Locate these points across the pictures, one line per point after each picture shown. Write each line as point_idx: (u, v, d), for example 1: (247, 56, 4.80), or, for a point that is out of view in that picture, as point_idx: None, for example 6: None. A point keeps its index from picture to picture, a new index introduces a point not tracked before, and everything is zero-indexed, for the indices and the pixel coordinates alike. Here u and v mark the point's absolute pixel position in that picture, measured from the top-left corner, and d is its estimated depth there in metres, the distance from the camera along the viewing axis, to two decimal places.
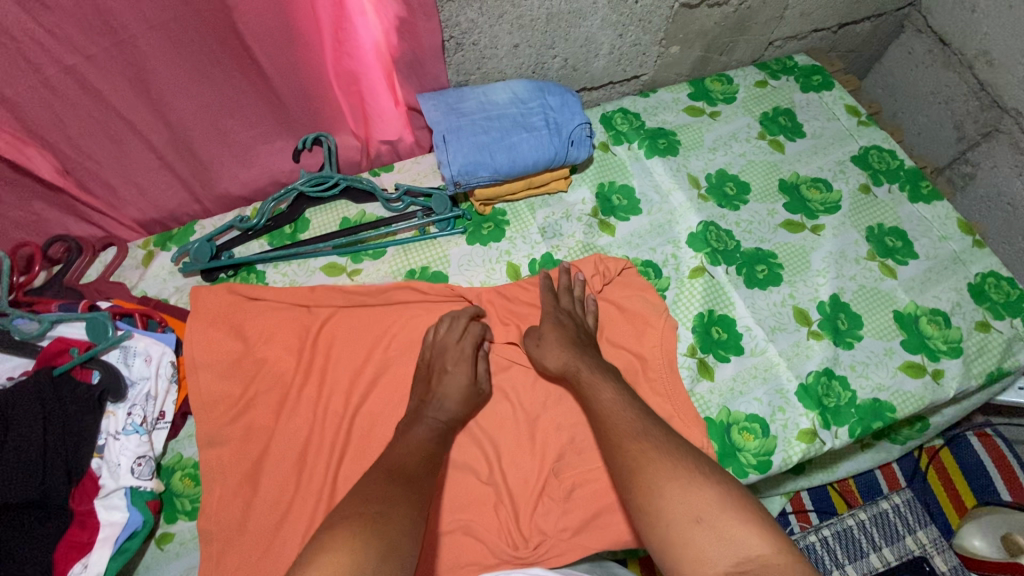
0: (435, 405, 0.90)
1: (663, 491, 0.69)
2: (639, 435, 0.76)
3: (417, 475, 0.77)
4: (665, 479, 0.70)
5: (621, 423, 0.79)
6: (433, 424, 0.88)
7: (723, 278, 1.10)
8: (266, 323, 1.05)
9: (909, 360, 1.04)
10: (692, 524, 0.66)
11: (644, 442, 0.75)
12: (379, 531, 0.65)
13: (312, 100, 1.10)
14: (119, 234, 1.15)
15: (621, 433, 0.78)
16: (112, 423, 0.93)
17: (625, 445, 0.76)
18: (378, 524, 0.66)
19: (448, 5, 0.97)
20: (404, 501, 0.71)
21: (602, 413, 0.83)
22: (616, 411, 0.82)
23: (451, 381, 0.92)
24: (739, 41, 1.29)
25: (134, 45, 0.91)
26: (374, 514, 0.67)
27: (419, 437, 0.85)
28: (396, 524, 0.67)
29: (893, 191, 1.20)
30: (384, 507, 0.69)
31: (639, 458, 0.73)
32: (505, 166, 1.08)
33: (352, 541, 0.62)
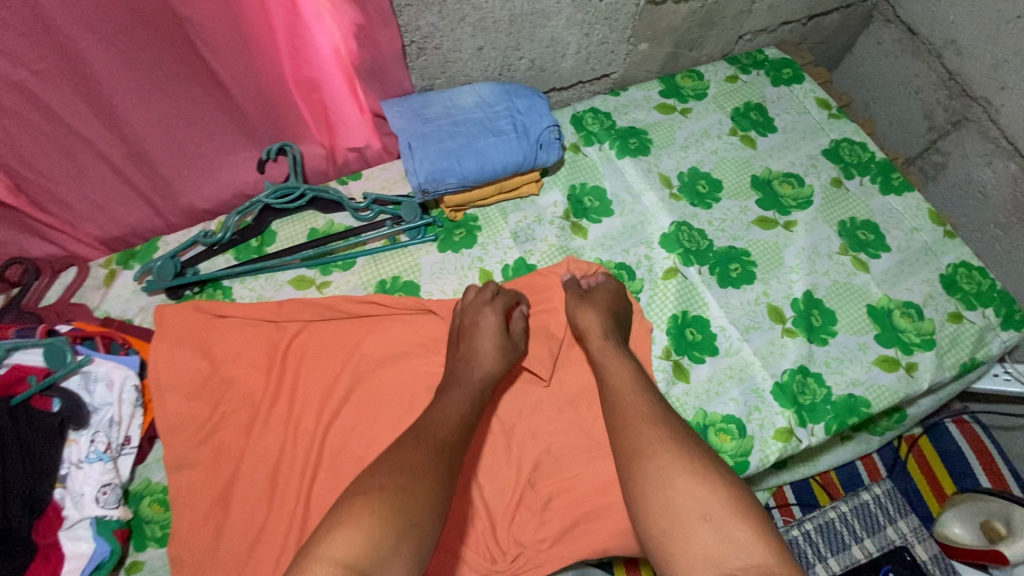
0: (475, 365, 0.90)
1: (673, 482, 0.71)
2: (657, 422, 0.78)
3: (452, 448, 0.77)
4: (678, 470, 0.72)
5: (636, 405, 0.81)
6: (473, 383, 0.88)
7: (696, 279, 1.09)
8: (233, 341, 1.02)
9: (883, 354, 1.04)
10: (697, 519, 0.68)
11: (661, 430, 0.77)
12: (398, 508, 0.67)
13: (274, 109, 1.07)
14: (79, 252, 1.12)
15: (638, 417, 0.79)
16: (75, 452, 0.90)
17: (642, 430, 0.77)
18: (400, 498, 0.67)
19: (407, 10, 0.95)
20: (429, 471, 0.72)
21: (617, 391, 0.85)
22: (629, 393, 0.84)
23: (488, 341, 0.93)
24: (708, 36, 1.28)
25: (84, 59, 0.88)
26: (396, 487, 0.68)
27: (460, 401, 0.85)
28: (419, 500, 0.68)
29: (864, 184, 1.20)
30: (407, 478, 0.70)
31: (654, 444, 0.75)
32: (474, 172, 1.06)
33: (368, 515, 0.65)
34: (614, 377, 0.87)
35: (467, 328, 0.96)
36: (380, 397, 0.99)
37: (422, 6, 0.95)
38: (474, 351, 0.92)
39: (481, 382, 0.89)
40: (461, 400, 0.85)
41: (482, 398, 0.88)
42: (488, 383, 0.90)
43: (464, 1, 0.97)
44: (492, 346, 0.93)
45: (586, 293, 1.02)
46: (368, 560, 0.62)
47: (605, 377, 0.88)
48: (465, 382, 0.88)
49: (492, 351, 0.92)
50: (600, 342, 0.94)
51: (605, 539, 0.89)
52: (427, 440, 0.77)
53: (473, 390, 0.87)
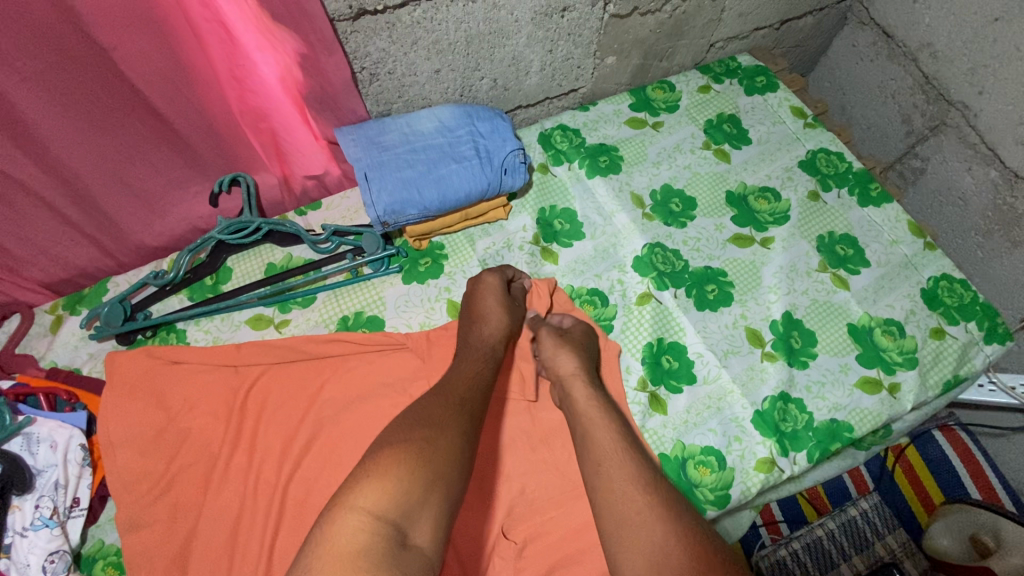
0: (485, 325, 0.93)
1: (667, 558, 0.68)
2: (646, 487, 0.75)
3: (471, 402, 0.79)
4: (671, 546, 0.69)
5: (621, 463, 0.78)
6: (482, 343, 0.91)
7: (671, 303, 1.05)
8: (188, 389, 0.97)
9: (865, 375, 1.01)
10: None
11: (651, 498, 0.74)
12: (426, 456, 0.67)
13: (222, 141, 1.01)
14: (23, 298, 1.05)
15: (626, 480, 0.76)
16: (19, 519, 0.85)
17: (627, 497, 0.74)
18: (426, 451, 0.68)
19: (353, 36, 0.90)
20: (452, 424, 0.74)
21: (602, 449, 0.80)
22: (612, 455, 0.79)
23: (494, 301, 0.96)
24: (678, 46, 1.23)
25: (8, 100, 0.80)
26: (424, 440, 0.69)
27: (472, 360, 0.88)
28: (444, 450, 0.69)
29: (842, 196, 1.16)
30: (432, 432, 0.71)
31: (644, 515, 0.72)
32: (435, 201, 1.01)
33: (398, 466, 0.65)
34: (604, 435, 0.82)
35: (470, 290, 0.99)
36: (346, 443, 0.95)
37: (370, 32, 0.90)
38: (480, 313, 0.95)
39: (489, 340, 0.92)
40: (473, 357, 0.89)
41: (495, 356, 0.91)
42: (499, 341, 0.93)
43: (414, 24, 0.92)
44: (498, 306, 0.96)
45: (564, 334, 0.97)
46: (396, 510, 0.62)
47: (592, 433, 0.83)
48: (477, 345, 0.91)
49: (496, 309, 0.96)
50: (586, 391, 0.89)
51: None
52: (447, 395, 0.79)
53: (485, 349, 0.90)
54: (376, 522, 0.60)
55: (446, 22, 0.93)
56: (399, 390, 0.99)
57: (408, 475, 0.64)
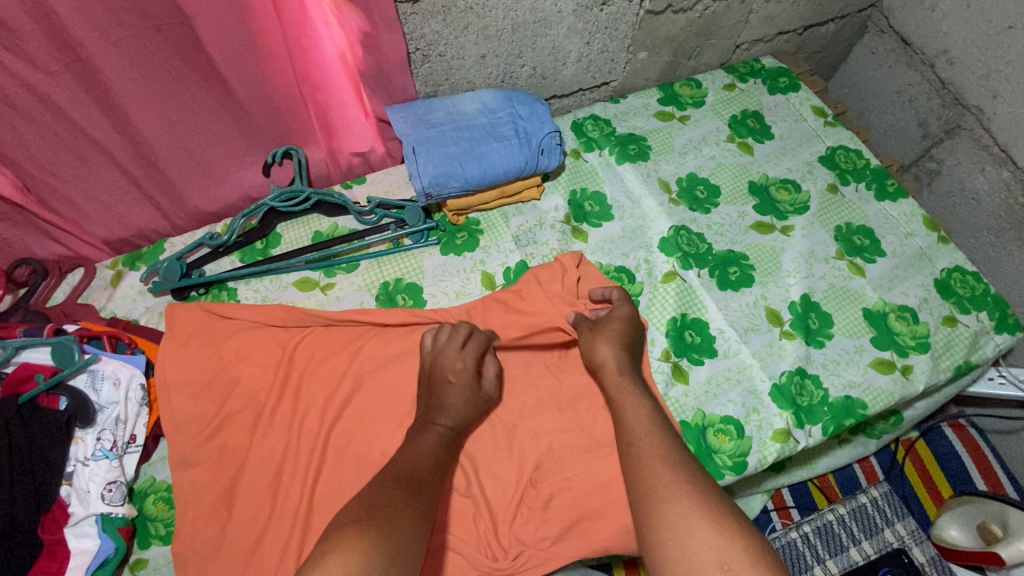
0: (445, 417, 0.89)
1: (691, 529, 0.66)
2: (672, 466, 0.74)
3: (428, 484, 0.79)
4: (696, 516, 0.67)
5: (654, 441, 0.79)
6: (443, 434, 0.88)
7: (695, 282, 1.11)
8: (239, 342, 1.03)
9: (879, 357, 1.05)
10: (714, 568, 0.62)
11: (679, 475, 0.72)
12: (384, 535, 0.67)
13: (279, 114, 1.08)
14: (86, 253, 1.13)
15: (655, 459, 0.75)
16: (81, 449, 0.91)
17: (658, 471, 0.73)
18: (387, 528, 0.68)
19: (412, 18, 0.97)
20: (405, 507, 0.73)
21: (635, 433, 0.81)
22: (648, 435, 0.80)
23: (462, 394, 0.91)
24: (706, 46, 1.31)
25: (93, 64, 0.89)
26: (382, 518, 0.70)
27: (431, 447, 0.85)
28: (402, 529, 0.69)
29: (859, 191, 1.22)
30: (389, 510, 0.72)
31: (670, 488, 0.71)
32: (476, 176, 1.08)
33: (358, 541, 0.65)
34: (634, 419, 0.83)
35: (432, 376, 0.93)
36: (384, 398, 1.01)
37: (427, 14, 0.98)
38: (440, 403, 0.90)
39: (453, 430, 0.89)
40: (435, 447, 0.86)
41: (452, 445, 0.89)
42: (457, 433, 0.90)
43: (467, 10, 0.99)
44: (462, 397, 0.91)
45: (598, 324, 0.99)
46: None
47: (626, 418, 0.84)
48: (437, 434, 0.87)
49: (457, 405, 0.90)
50: (617, 377, 0.91)
51: (605, 538, 0.90)
52: (406, 478, 0.78)
53: (445, 438, 0.87)
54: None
55: (497, 8, 1.01)
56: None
57: (369, 548, 0.64)
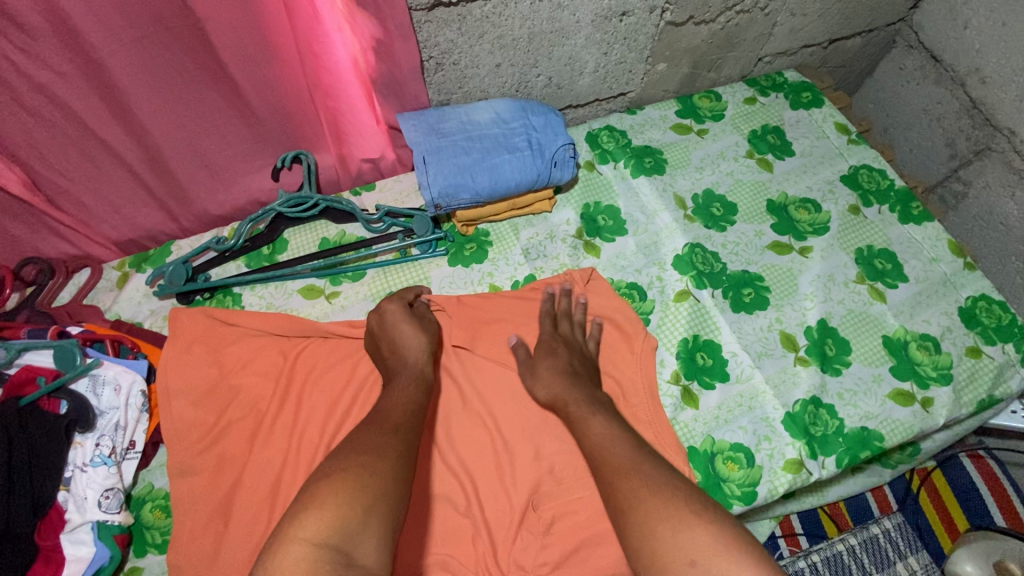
0: (407, 357, 0.88)
1: (657, 532, 0.60)
2: (630, 472, 0.67)
3: (407, 425, 0.74)
4: (659, 519, 0.61)
5: (619, 454, 0.71)
6: (412, 369, 0.86)
7: (709, 302, 1.07)
8: (243, 349, 1.02)
9: (898, 387, 1.02)
10: (684, 567, 0.57)
11: (636, 479, 0.66)
12: (362, 483, 0.62)
13: (290, 119, 1.07)
14: (94, 253, 1.13)
15: (614, 469, 0.69)
16: (79, 455, 0.90)
17: (620, 480, 0.67)
18: (364, 478, 0.63)
19: (427, 26, 0.95)
20: (389, 450, 0.68)
21: (596, 450, 0.74)
22: (607, 443, 0.74)
23: (406, 325, 0.93)
24: (727, 58, 1.27)
25: (103, 65, 0.88)
26: (358, 464, 0.64)
27: (405, 389, 0.82)
28: (380, 472, 0.64)
29: (883, 212, 1.18)
30: (368, 456, 0.66)
31: (629, 499, 0.64)
32: (487, 188, 1.05)
33: (335, 495, 0.60)
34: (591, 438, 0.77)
35: (377, 328, 0.94)
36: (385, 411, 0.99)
37: (442, 23, 0.95)
38: (399, 348, 0.90)
39: (419, 366, 0.88)
40: (407, 387, 0.83)
41: (428, 380, 0.86)
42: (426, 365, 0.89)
43: (483, 19, 0.97)
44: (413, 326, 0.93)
45: (534, 366, 0.94)
46: (339, 536, 0.57)
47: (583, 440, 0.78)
48: (408, 372, 0.86)
49: (411, 333, 0.92)
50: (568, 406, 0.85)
51: (607, 567, 0.87)
52: (380, 420, 0.73)
53: (415, 375, 0.85)
54: (317, 551, 0.55)
55: (513, 17, 0.98)
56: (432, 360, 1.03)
57: (343, 501, 0.59)
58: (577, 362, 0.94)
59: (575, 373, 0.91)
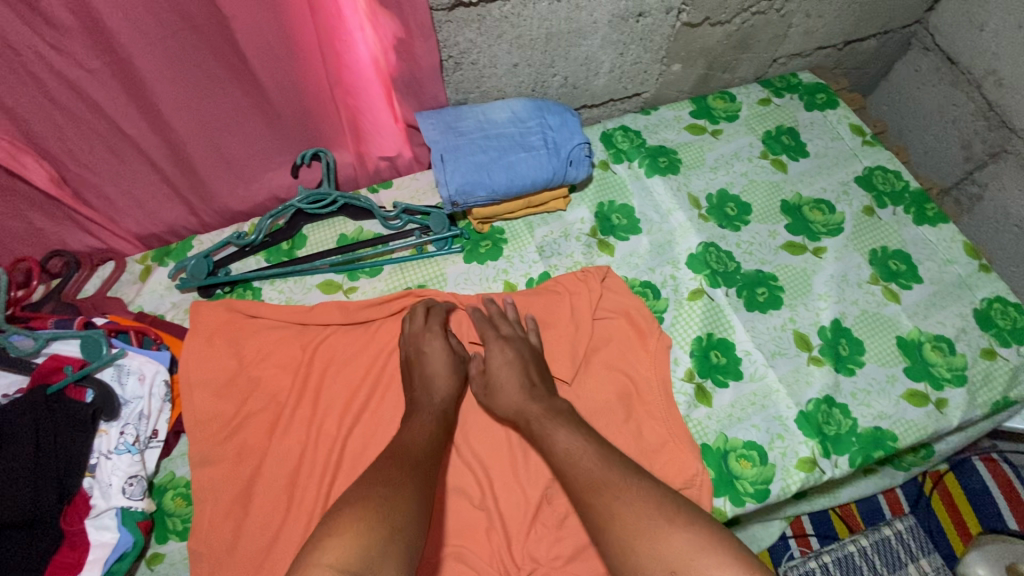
0: (433, 394, 0.93)
1: (640, 541, 0.68)
2: (607, 488, 0.75)
3: (425, 463, 0.80)
4: (640, 531, 0.69)
5: (589, 472, 0.78)
6: (433, 408, 0.91)
7: (723, 301, 1.08)
8: (263, 341, 1.04)
9: (912, 388, 1.02)
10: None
11: (625, 491, 0.73)
12: (383, 512, 0.68)
13: (310, 117, 1.09)
14: (117, 247, 1.15)
15: (597, 484, 0.76)
16: (105, 442, 0.92)
17: (596, 500, 0.74)
18: (383, 505, 0.69)
19: (447, 26, 0.97)
20: (403, 484, 0.74)
21: (587, 465, 0.79)
22: (584, 458, 0.80)
23: (444, 362, 0.96)
24: (742, 59, 1.27)
25: (131, 62, 0.90)
26: (379, 498, 0.70)
27: (422, 423, 0.88)
28: (397, 506, 0.70)
29: (897, 214, 1.18)
30: (387, 489, 0.72)
31: (606, 516, 0.72)
32: (503, 186, 1.07)
33: (354, 526, 0.65)
34: (559, 448, 0.83)
35: (414, 356, 0.98)
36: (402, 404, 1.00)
37: (461, 22, 0.97)
38: (427, 381, 0.94)
39: (441, 406, 0.92)
40: (425, 423, 0.88)
41: (447, 419, 0.91)
42: (449, 406, 0.93)
43: (502, 18, 0.98)
44: (444, 374, 0.95)
45: (488, 386, 0.96)
46: (362, 563, 0.62)
47: (551, 453, 0.83)
48: (427, 408, 0.91)
49: (442, 375, 0.95)
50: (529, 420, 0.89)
51: None
52: (403, 457, 0.79)
53: (436, 413, 0.90)
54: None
55: (531, 18, 1.00)
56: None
57: (364, 530, 0.65)
58: (533, 369, 0.96)
59: (533, 385, 0.93)
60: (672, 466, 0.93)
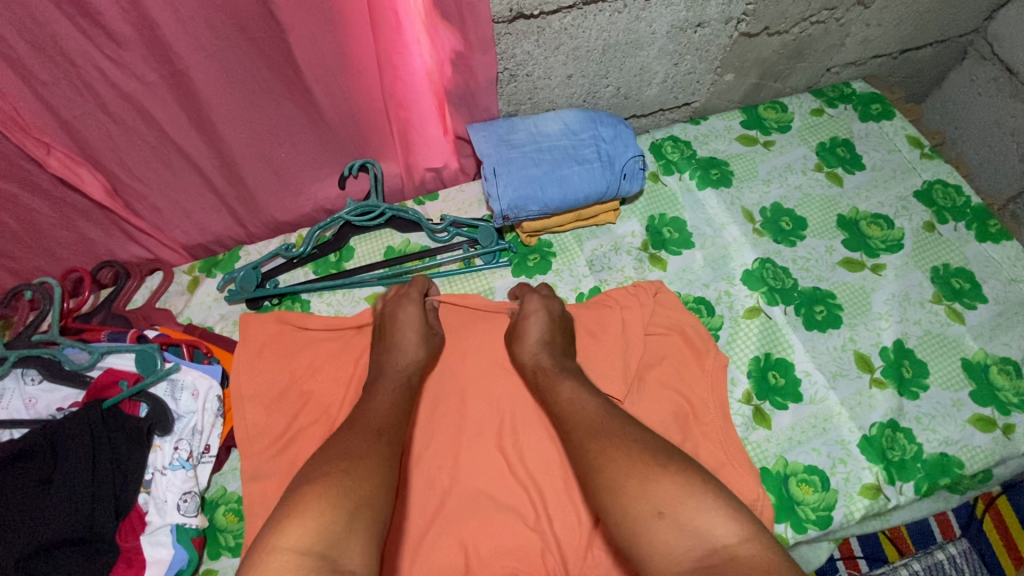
0: (400, 359, 0.93)
1: (618, 482, 0.70)
2: (599, 435, 0.77)
3: (389, 430, 0.81)
4: (623, 474, 0.71)
5: (590, 420, 0.80)
6: (397, 375, 0.91)
7: (780, 319, 1.06)
8: (314, 354, 1.03)
9: (979, 413, 0.98)
10: (653, 517, 0.67)
11: (603, 441, 0.75)
12: (344, 488, 0.69)
13: (360, 128, 1.07)
14: (164, 257, 1.15)
15: (585, 432, 0.78)
16: (159, 458, 0.92)
17: (593, 443, 0.76)
18: (343, 482, 0.70)
19: (506, 38, 0.95)
20: (365, 454, 0.75)
21: (581, 419, 0.80)
22: (579, 408, 0.82)
23: (412, 328, 0.96)
24: (796, 68, 1.24)
25: (187, 75, 0.89)
26: (338, 471, 0.71)
27: (387, 392, 0.87)
28: (361, 478, 0.71)
29: (959, 230, 1.14)
30: (347, 463, 0.73)
31: (598, 458, 0.74)
32: (556, 200, 1.05)
33: (314, 501, 0.67)
34: (564, 397, 0.86)
35: (387, 321, 0.98)
36: (453, 417, 0.98)
37: (521, 35, 0.95)
38: (396, 345, 0.95)
39: (405, 371, 0.92)
40: (389, 391, 0.88)
41: (410, 386, 0.90)
42: (414, 372, 0.93)
43: (562, 30, 0.96)
44: (416, 338, 0.96)
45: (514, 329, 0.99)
46: (324, 542, 0.64)
47: (555, 403, 0.86)
48: (392, 376, 0.90)
49: (411, 338, 0.95)
50: (538, 372, 0.92)
51: None
52: (363, 427, 0.79)
53: (399, 380, 0.90)
54: (301, 560, 0.62)
55: (591, 29, 0.98)
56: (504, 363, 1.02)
57: (328, 507, 0.67)
58: (558, 331, 0.97)
59: (552, 343, 0.95)
60: (732, 490, 0.90)
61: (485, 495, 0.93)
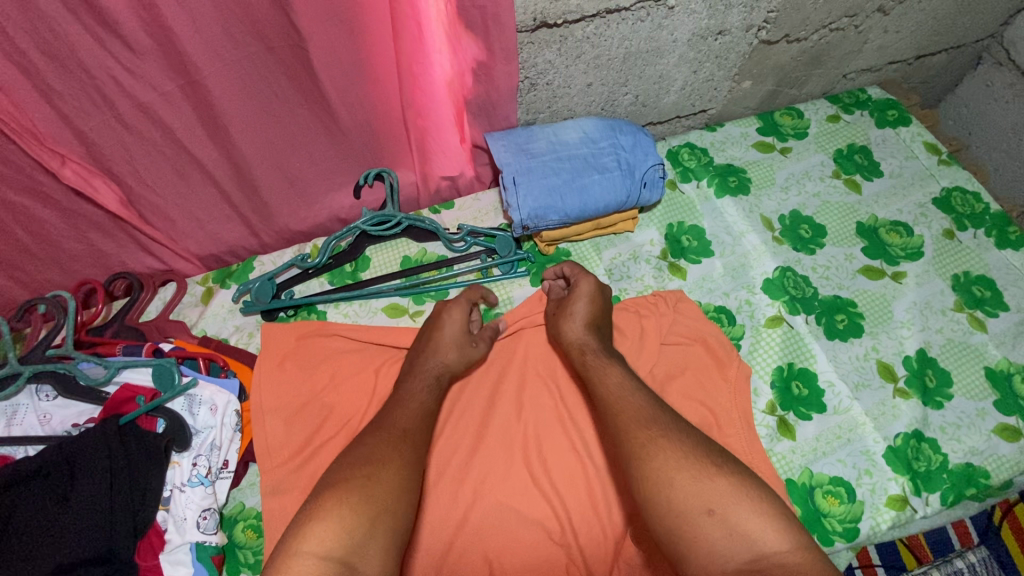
0: (431, 358, 0.92)
1: (671, 476, 0.70)
2: (649, 423, 0.76)
3: (415, 432, 0.79)
4: (674, 468, 0.71)
5: (635, 409, 0.79)
6: (428, 375, 0.90)
7: (803, 329, 1.05)
8: (336, 367, 1.02)
9: (1003, 423, 0.98)
10: (703, 515, 0.67)
11: (651, 429, 0.75)
12: (367, 494, 0.68)
13: (377, 137, 1.06)
14: (177, 268, 1.13)
15: (630, 417, 0.78)
16: (178, 474, 0.91)
17: (638, 432, 0.76)
18: (366, 489, 0.68)
19: (528, 47, 0.94)
20: (390, 460, 0.73)
21: (625, 404, 0.80)
22: (626, 395, 0.81)
23: (454, 334, 0.95)
24: (813, 75, 1.23)
25: (205, 85, 0.87)
26: (363, 477, 0.70)
27: (415, 391, 0.87)
28: (387, 484, 0.70)
29: (978, 237, 1.14)
30: (373, 469, 0.71)
31: (646, 446, 0.74)
32: (576, 210, 1.04)
33: (341, 504, 0.66)
34: (610, 377, 0.85)
35: (430, 322, 0.97)
36: (476, 428, 0.97)
37: (543, 44, 0.94)
38: (432, 345, 0.94)
39: (435, 370, 0.91)
40: (416, 389, 0.87)
41: (439, 386, 0.89)
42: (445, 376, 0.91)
43: (583, 39, 0.96)
44: (452, 342, 0.94)
45: (561, 305, 0.99)
46: (346, 547, 0.63)
47: (601, 382, 0.85)
48: (420, 372, 0.90)
49: (450, 344, 0.94)
50: (582, 355, 0.91)
51: None
52: (387, 430, 0.78)
53: (429, 379, 0.89)
54: (323, 564, 0.61)
55: (613, 37, 0.97)
56: (519, 375, 1.02)
57: (349, 512, 0.66)
58: (606, 316, 0.97)
59: (601, 328, 0.95)
60: None
61: (510, 508, 0.91)
